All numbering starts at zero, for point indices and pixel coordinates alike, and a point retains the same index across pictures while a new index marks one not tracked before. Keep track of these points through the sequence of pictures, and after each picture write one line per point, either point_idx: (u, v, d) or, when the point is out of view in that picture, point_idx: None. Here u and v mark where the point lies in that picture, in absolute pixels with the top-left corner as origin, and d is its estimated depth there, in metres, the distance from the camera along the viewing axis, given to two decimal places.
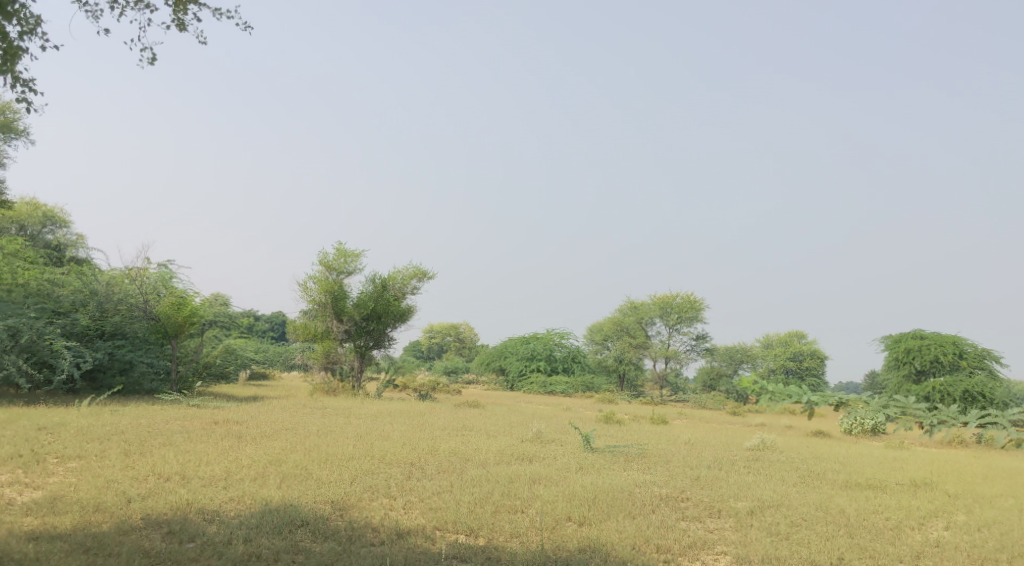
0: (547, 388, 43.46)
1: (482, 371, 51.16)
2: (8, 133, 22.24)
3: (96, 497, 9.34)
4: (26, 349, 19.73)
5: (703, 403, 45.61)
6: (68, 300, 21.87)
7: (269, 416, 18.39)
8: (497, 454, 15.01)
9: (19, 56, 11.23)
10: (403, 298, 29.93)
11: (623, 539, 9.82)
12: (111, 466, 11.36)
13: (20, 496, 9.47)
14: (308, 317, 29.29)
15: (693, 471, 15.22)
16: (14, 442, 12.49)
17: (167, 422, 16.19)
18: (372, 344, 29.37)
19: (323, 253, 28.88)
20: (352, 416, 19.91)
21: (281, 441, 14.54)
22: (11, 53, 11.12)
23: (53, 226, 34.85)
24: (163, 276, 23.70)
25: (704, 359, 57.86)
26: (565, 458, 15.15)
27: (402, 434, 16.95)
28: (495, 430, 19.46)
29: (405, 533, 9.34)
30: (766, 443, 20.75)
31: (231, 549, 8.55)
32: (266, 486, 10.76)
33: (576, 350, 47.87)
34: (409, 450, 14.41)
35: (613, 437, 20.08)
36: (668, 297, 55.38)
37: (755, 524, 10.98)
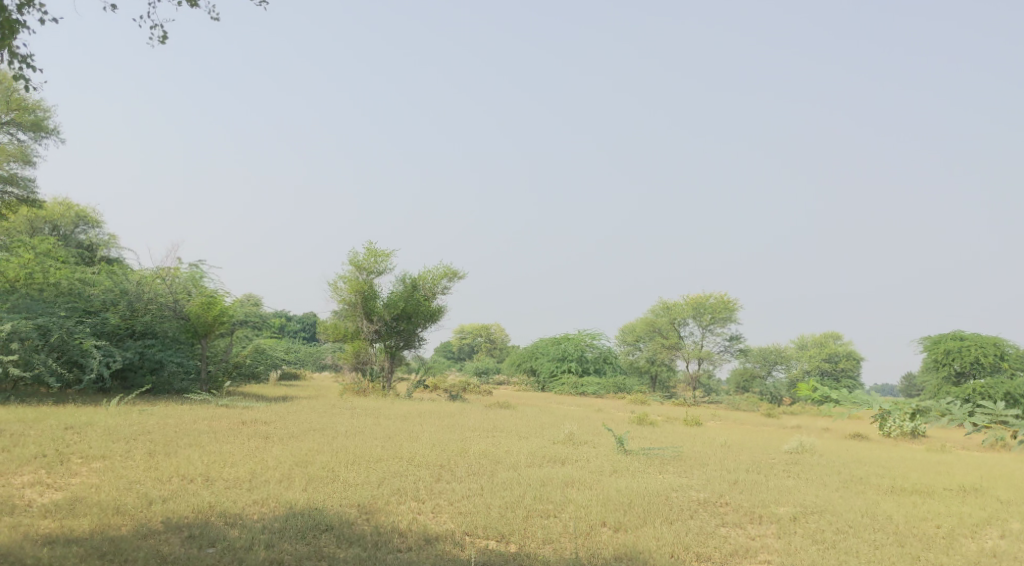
0: (578, 388, 42.96)
1: (513, 372, 50.74)
2: (38, 131, 22.37)
3: (118, 499, 9.12)
4: (57, 348, 19.72)
5: (737, 405, 44.75)
6: (99, 299, 21.89)
7: (296, 416, 18.16)
8: (529, 456, 14.61)
9: (18, 30, 11.10)
10: (433, 297, 29.69)
11: (662, 545, 9.36)
12: (135, 466, 11.17)
13: (41, 498, 9.29)
14: (338, 317, 29.12)
15: (731, 474, 14.68)
16: (41, 442, 12.39)
17: (195, 422, 16.04)
18: (402, 344, 29.16)
19: (353, 253, 28.72)
20: (381, 417, 19.64)
21: (308, 442, 14.27)
22: (10, 27, 11.01)
23: (86, 226, 35.17)
24: (193, 275, 23.72)
25: (738, 360, 56.84)
26: (597, 460, 14.69)
27: (431, 435, 16.62)
28: (525, 431, 19.05)
29: (433, 538, 8.96)
30: (806, 446, 20.07)
31: (252, 555, 8.24)
32: (291, 488, 10.47)
33: (607, 351, 47.27)
34: (438, 452, 14.05)
35: (647, 438, 19.57)
36: (701, 297, 54.45)
37: (800, 532, 10.45)
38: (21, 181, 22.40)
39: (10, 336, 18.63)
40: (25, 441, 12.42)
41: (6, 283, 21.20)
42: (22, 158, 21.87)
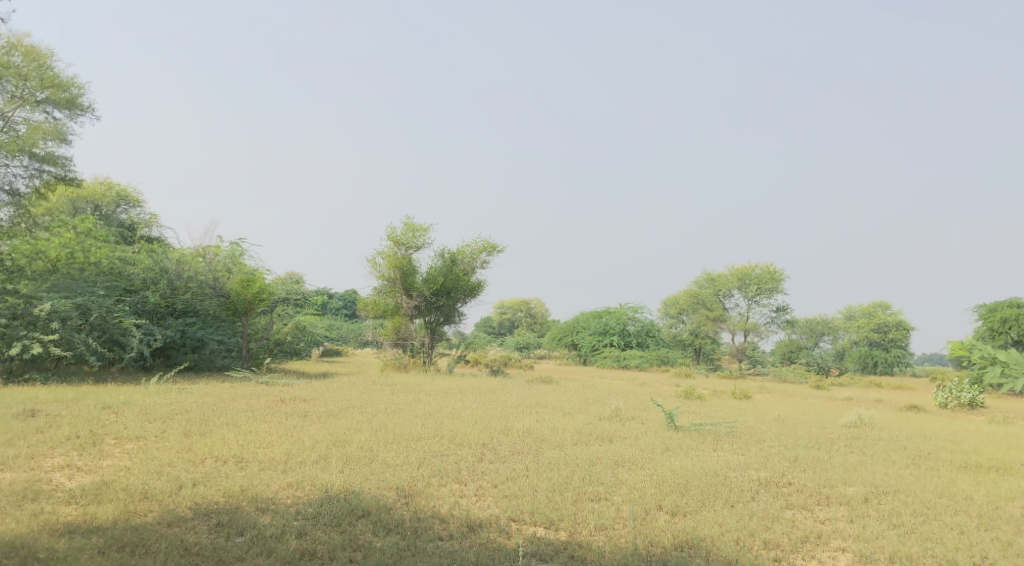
0: (621, 361, 42.19)
1: (554, 346, 50.11)
2: (74, 109, 22.04)
3: (145, 483, 8.71)
4: (97, 327, 19.46)
5: (784, 376, 43.59)
6: (139, 277, 21.70)
7: (338, 393, 17.78)
8: (575, 433, 13.95)
9: None
10: (472, 272, 29.11)
11: (725, 531, 8.65)
12: (169, 447, 10.78)
13: (68, 482, 8.93)
14: (377, 293, 28.75)
15: (790, 451, 13.88)
16: (74, 423, 12.08)
17: (234, 401, 15.71)
18: (442, 320, 28.74)
19: (391, 228, 28.25)
20: (421, 393, 19.15)
21: (348, 420, 13.81)
22: None
23: (127, 206, 35.29)
24: (233, 253, 23.43)
25: (784, 332, 55.43)
26: (648, 437, 14.01)
27: (473, 412, 16.08)
28: (570, 407, 18.41)
29: (477, 525, 8.37)
30: (865, 420, 19.09)
31: (282, 545, 7.75)
32: (327, 470, 10.00)
33: (650, 324, 46.32)
34: (481, 430, 13.47)
35: (696, 413, 18.79)
36: (746, 267, 53.08)
37: (873, 515, 9.67)
38: (57, 159, 22.12)
39: (50, 315, 18.37)
40: (59, 421, 12.12)
41: (48, 263, 20.64)
42: (57, 136, 21.51)
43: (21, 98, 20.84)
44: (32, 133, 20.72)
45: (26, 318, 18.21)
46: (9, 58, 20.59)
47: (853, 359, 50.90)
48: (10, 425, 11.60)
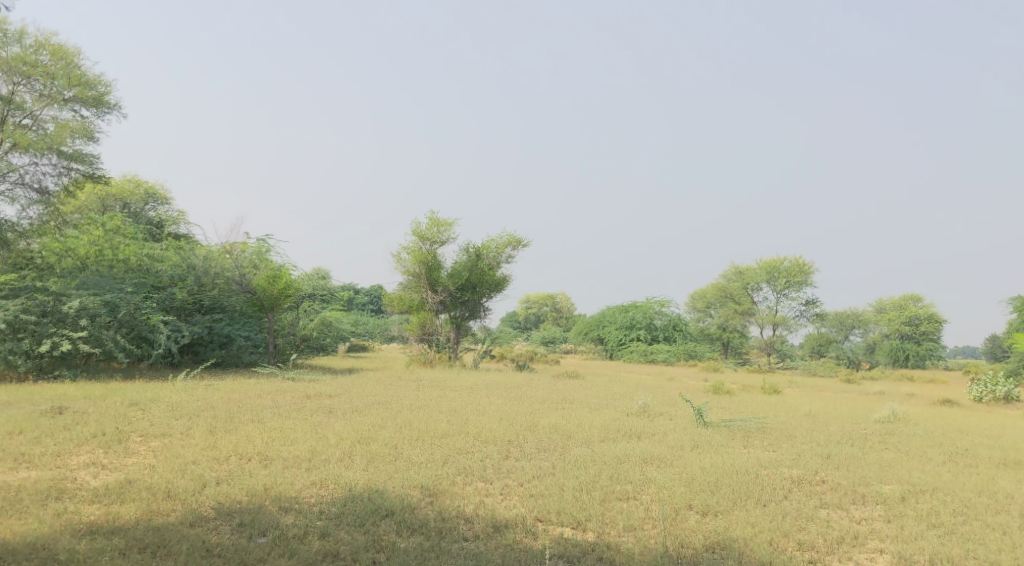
0: (648, 355, 41.85)
1: (580, 341, 49.85)
2: (101, 107, 22.18)
3: (169, 482, 8.68)
4: (125, 324, 19.59)
5: (813, 371, 42.95)
6: (167, 274, 21.82)
7: (363, 389, 17.74)
8: (603, 430, 13.74)
9: None
10: (498, 266, 28.93)
11: (757, 532, 8.41)
12: (193, 445, 10.76)
13: (93, 481, 8.93)
14: (402, 288, 28.70)
15: (823, 447, 13.56)
16: (101, 420, 12.11)
17: (260, 397, 15.70)
18: (467, 315, 28.61)
19: (415, 223, 28.18)
20: (446, 389, 19.04)
21: (372, 417, 13.73)
22: None
23: (155, 203, 35.62)
24: (260, 249, 23.52)
25: (813, 325, 54.66)
26: (676, 434, 13.77)
27: (499, 408, 15.93)
28: (597, 403, 18.19)
29: (502, 525, 8.21)
30: (899, 415, 18.64)
31: (305, 546, 7.66)
32: (352, 468, 9.90)
33: (677, 318, 45.86)
34: (506, 427, 13.31)
35: (725, 409, 18.46)
36: (775, 260, 52.36)
37: (912, 514, 9.36)
38: (85, 157, 22.27)
39: (78, 312, 18.44)
40: (86, 418, 12.16)
41: (77, 260, 20.73)
42: (84, 134, 21.64)
43: (49, 97, 20.97)
44: (60, 131, 20.85)
45: (55, 315, 18.24)
46: (37, 56, 20.71)
47: (885, 353, 50.05)
48: (38, 422, 11.66)
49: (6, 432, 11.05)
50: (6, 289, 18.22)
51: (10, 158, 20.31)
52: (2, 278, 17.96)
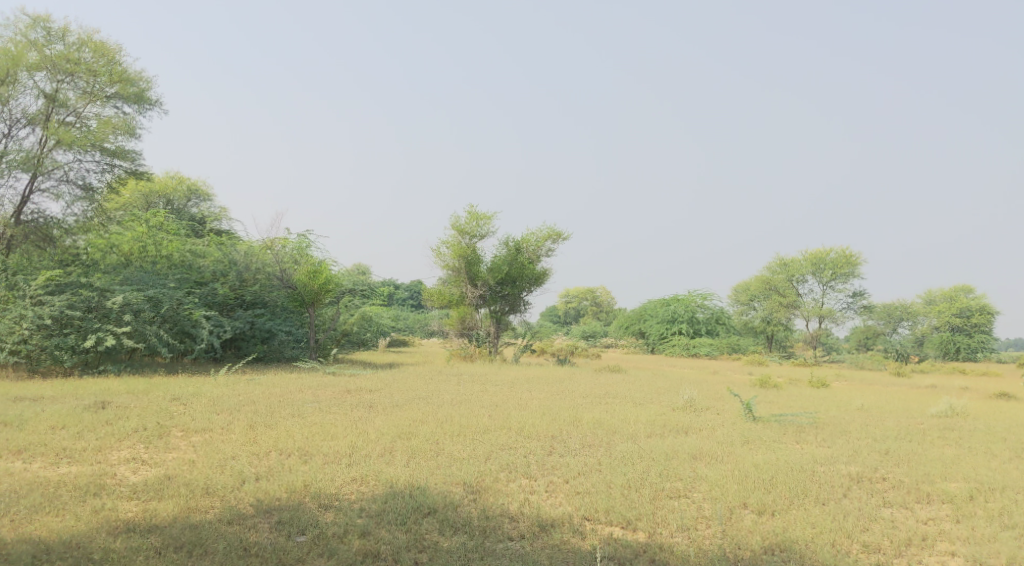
0: (690, 350, 41.19)
1: (621, 335, 49.28)
2: (141, 103, 22.41)
3: (208, 478, 8.54)
4: (168, 319, 19.68)
5: (860, 364, 41.88)
6: (209, 270, 21.81)
7: (403, 384, 17.55)
8: (649, 425, 13.32)
9: None
10: (538, 260, 28.57)
11: (818, 533, 7.96)
12: (233, 440, 10.63)
13: (132, 477, 8.83)
14: (442, 283, 28.52)
15: (880, 443, 12.97)
16: (142, 415, 12.06)
17: (301, 391, 15.59)
18: (507, 309, 28.32)
19: (455, 217, 27.97)
20: (487, 383, 18.78)
21: (413, 412, 13.50)
22: None
23: (197, 199, 36.04)
24: (301, 245, 23.28)
25: (860, 318, 53.31)
26: (725, 429, 13.30)
27: (541, 403, 15.59)
28: (641, 397, 17.76)
29: (549, 524, 7.90)
30: (957, 409, 17.87)
31: (345, 546, 7.45)
32: (392, 464, 9.68)
33: (720, 311, 45.00)
34: (549, 422, 12.97)
35: (774, 403, 17.89)
36: (821, 252, 51.13)
37: (983, 514, 8.81)
38: (127, 154, 22.46)
39: (122, 308, 18.53)
40: (128, 413, 12.14)
41: (121, 256, 20.93)
42: (126, 130, 21.85)
43: (92, 94, 21.20)
44: (102, 128, 21.05)
45: (100, 310, 18.36)
46: (79, 54, 20.90)
47: (934, 346, 48.67)
48: (81, 416, 11.66)
49: (49, 427, 11.05)
50: (52, 285, 18.39)
51: (54, 155, 20.56)
52: (49, 274, 18.12)
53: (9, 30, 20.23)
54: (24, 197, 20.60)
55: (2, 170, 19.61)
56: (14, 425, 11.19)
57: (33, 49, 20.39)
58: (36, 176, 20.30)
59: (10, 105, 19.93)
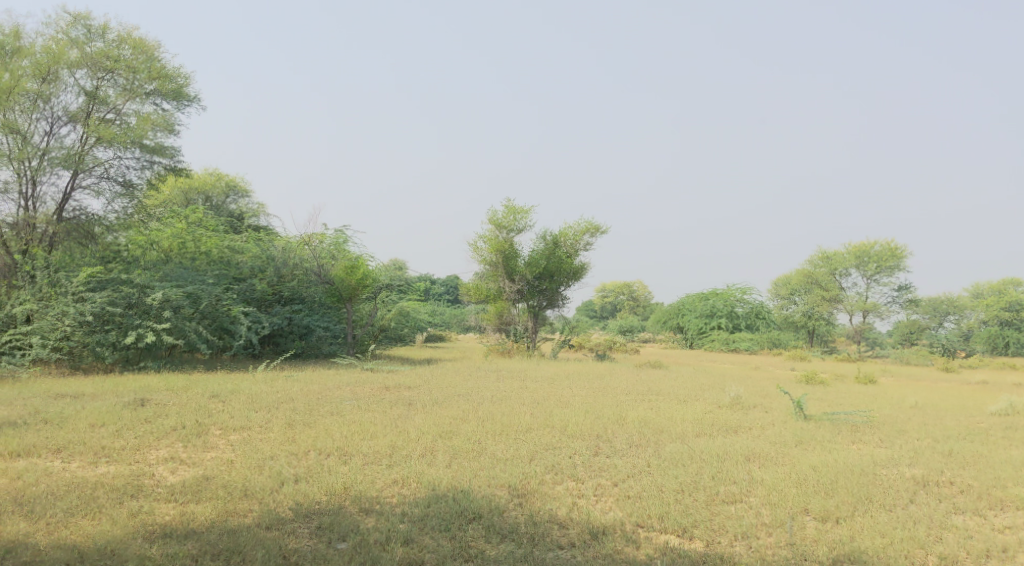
0: (731, 345, 40.46)
1: (658, 330, 48.63)
2: (180, 99, 22.45)
3: (246, 479, 8.35)
4: (208, 316, 19.66)
5: (906, 359, 40.77)
6: (247, 266, 21.84)
7: (441, 380, 17.26)
8: (696, 424, 12.85)
9: None
10: (576, 254, 28.09)
11: (887, 543, 7.50)
12: (272, 439, 10.43)
13: (170, 477, 8.67)
14: (479, 278, 28.24)
15: (942, 443, 12.35)
16: (181, 412, 11.94)
17: (339, 388, 15.40)
18: (545, 304, 27.92)
19: (492, 212, 27.66)
20: (527, 380, 18.45)
21: (453, 410, 13.20)
22: None
23: (235, 196, 36.25)
24: (338, 240, 23.54)
25: (905, 312, 51.93)
26: (776, 428, 12.79)
27: (582, 400, 15.21)
28: (684, 394, 17.29)
29: (599, 533, 7.54)
30: (1018, 408, 17.06)
31: (388, 554, 7.19)
32: (434, 464, 9.38)
33: (760, 305, 44.08)
34: (593, 420, 12.58)
35: (824, 400, 17.30)
36: (865, 245, 49.81)
37: None
38: (167, 150, 22.49)
39: (162, 304, 18.50)
40: (168, 411, 12.02)
41: (162, 253, 20.97)
42: (165, 126, 21.90)
43: (132, 90, 21.23)
44: (142, 124, 21.07)
45: (140, 307, 18.34)
46: (119, 51, 20.97)
47: (982, 341, 47.13)
48: (120, 414, 11.57)
49: (89, 424, 10.96)
50: (93, 281, 18.38)
51: (95, 151, 20.65)
52: (90, 271, 18.09)
53: (51, 28, 20.32)
54: (65, 194, 20.72)
55: (44, 168, 19.71)
56: (54, 422, 11.12)
57: (74, 46, 20.47)
58: (77, 172, 20.40)
59: (52, 102, 20.04)
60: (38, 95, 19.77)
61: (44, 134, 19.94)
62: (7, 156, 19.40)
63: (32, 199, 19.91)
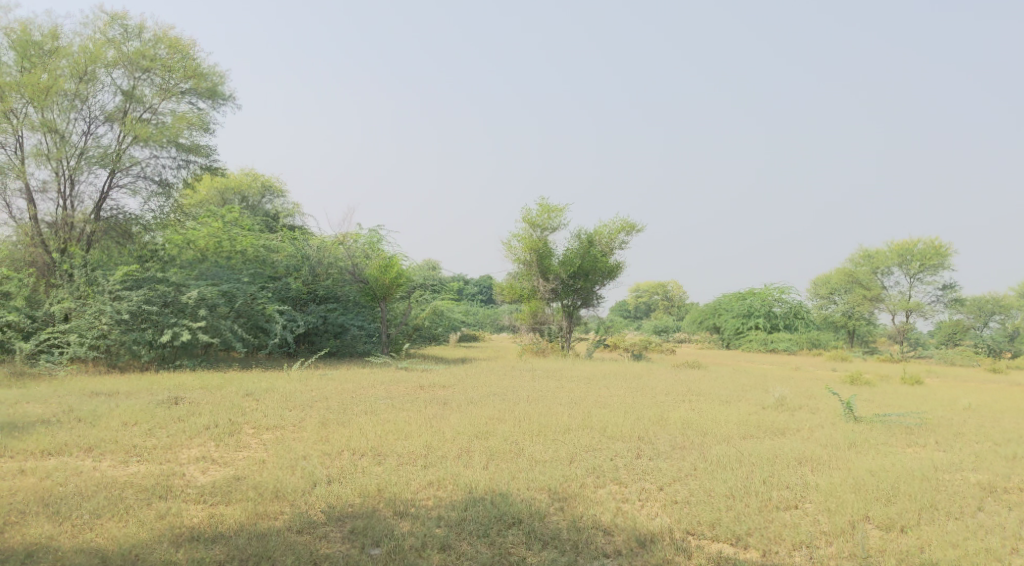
0: (768, 345, 39.68)
1: (694, 330, 47.85)
2: (215, 98, 22.48)
3: (277, 480, 8.11)
4: (243, 314, 19.58)
5: (951, 359, 39.51)
6: (283, 265, 21.70)
7: (476, 379, 16.95)
8: (742, 425, 12.33)
9: None
10: (611, 253, 27.59)
11: (958, 555, 7.03)
12: (305, 438, 10.19)
13: (200, 477, 8.46)
14: (513, 277, 27.91)
15: (1004, 447, 11.70)
16: (214, 411, 11.77)
17: (373, 387, 15.14)
18: (580, 303, 27.48)
19: (526, 210, 27.31)
20: (563, 379, 18.03)
21: (489, 409, 12.85)
22: None
23: (272, 196, 36.36)
24: (372, 238, 23.34)
25: (949, 312, 50.49)
26: (825, 430, 12.24)
27: (621, 400, 14.78)
28: (726, 394, 16.75)
29: (647, 541, 7.18)
30: None
31: (424, 561, 6.91)
32: (471, 466, 9.05)
33: (798, 305, 42.98)
34: (634, 421, 12.16)
35: (872, 401, 16.63)
36: (908, 243, 48.46)
37: None
38: (202, 149, 22.52)
39: (197, 303, 18.42)
40: (201, 410, 11.84)
41: (197, 252, 20.92)
42: (201, 125, 21.92)
43: (167, 90, 21.29)
44: (177, 123, 21.10)
45: (176, 305, 18.26)
46: (155, 50, 21.01)
47: None
48: (153, 412, 11.44)
49: (122, 423, 10.83)
50: (129, 280, 18.36)
51: (131, 151, 20.73)
52: (126, 269, 18.05)
53: (88, 28, 20.40)
54: (102, 194, 20.82)
55: (82, 167, 19.78)
56: (88, 421, 11.00)
57: (111, 46, 20.52)
58: (114, 172, 20.49)
59: (89, 102, 20.13)
60: (75, 95, 19.85)
61: (81, 134, 20.03)
62: (45, 155, 19.50)
63: (70, 198, 20.00)
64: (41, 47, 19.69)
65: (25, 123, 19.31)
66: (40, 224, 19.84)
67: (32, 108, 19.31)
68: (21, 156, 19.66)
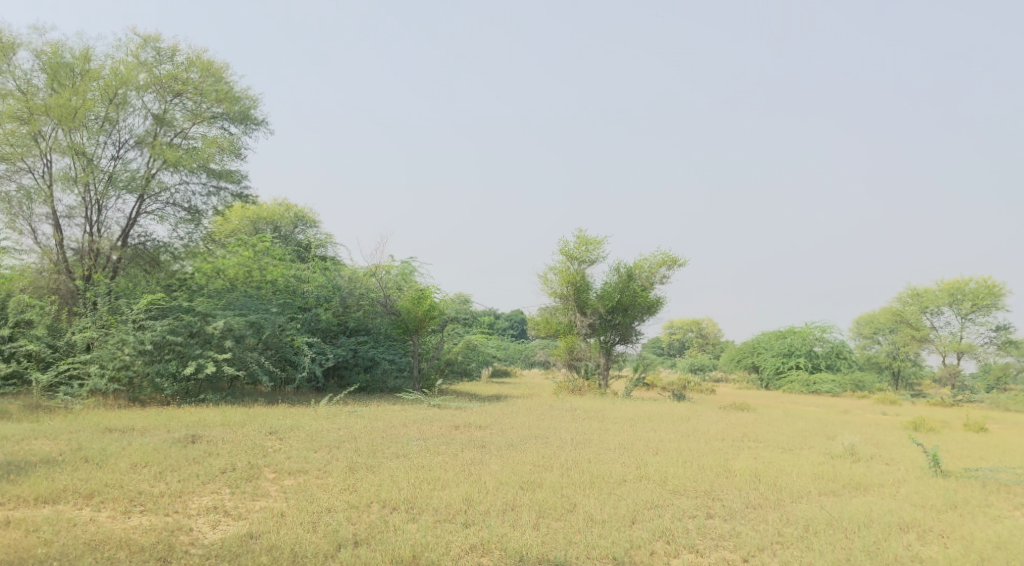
0: (810, 387, 37.78)
1: (733, 368, 46.09)
2: (246, 122, 21.89)
3: (296, 541, 7.19)
4: (270, 346, 18.63)
5: (1006, 404, 37.33)
6: (313, 295, 20.66)
7: (514, 419, 15.74)
8: (817, 479, 10.99)
9: None
10: (651, 288, 26.26)
11: None
12: (331, 486, 9.09)
13: (209, 534, 7.51)
14: (548, 311, 26.78)
15: None
16: (233, 452, 10.71)
17: (405, 426, 13.99)
18: (618, 339, 26.15)
19: (563, 242, 26.23)
20: (606, 421, 16.75)
21: (533, 455, 11.67)
22: None
23: (304, 226, 35.73)
24: (404, 269, 22.10)
25: (1001, 354, 48.18)
26: (912, 486, 10.88)
27: (675, 446, 13.49)
28: (787, 441, 15.35)
29: None
30: None
31: None
32: (518, 524, 7.94)
33: (841, 344, 41.15)
34: (696, 472, 10.88)
35: (950, 452, 15.12)
36: (959, 281, 46.42)
37: None
38: (233, 175, 21.87)
39: (224, 333, 17.47)
40: (218, 449, 10.81)
41: (227, 282, 19.88)
42: (232, 150, 21.30)
43: (199, 113, 20.72)
44: (207, 147, 20.45)
45: (202, 336, 17.31)
46: (187, 73, 20.50)
47: None
48: (166, 453, 10.40)
49: (130, 464, 9.80)
50: (154, 309, 17.46)
51: (161, 176, 20.09)
52: (151, 298, 17.18)
53: (121, 50, 19.92)
54: (131, 220, 20.18)
55: (109, 192, 19.17)
56: (95, 461, 10.02)
57: (143, 69, 20.04)
58: (143, 197, 19.88)
59: (119, 126, 19.57)
60: (105, 119, 19.31)
61: (110, 158, 19.45)
62: (73, 179, 18.91)
63: (97, 224, 19.35)
64: (72, 69, 19.15)
65: (54, 146, 18.75)
66: (65, 250, 19.17)
67: (61, 131, 18.73)
68: (49, 181, 19.09)
